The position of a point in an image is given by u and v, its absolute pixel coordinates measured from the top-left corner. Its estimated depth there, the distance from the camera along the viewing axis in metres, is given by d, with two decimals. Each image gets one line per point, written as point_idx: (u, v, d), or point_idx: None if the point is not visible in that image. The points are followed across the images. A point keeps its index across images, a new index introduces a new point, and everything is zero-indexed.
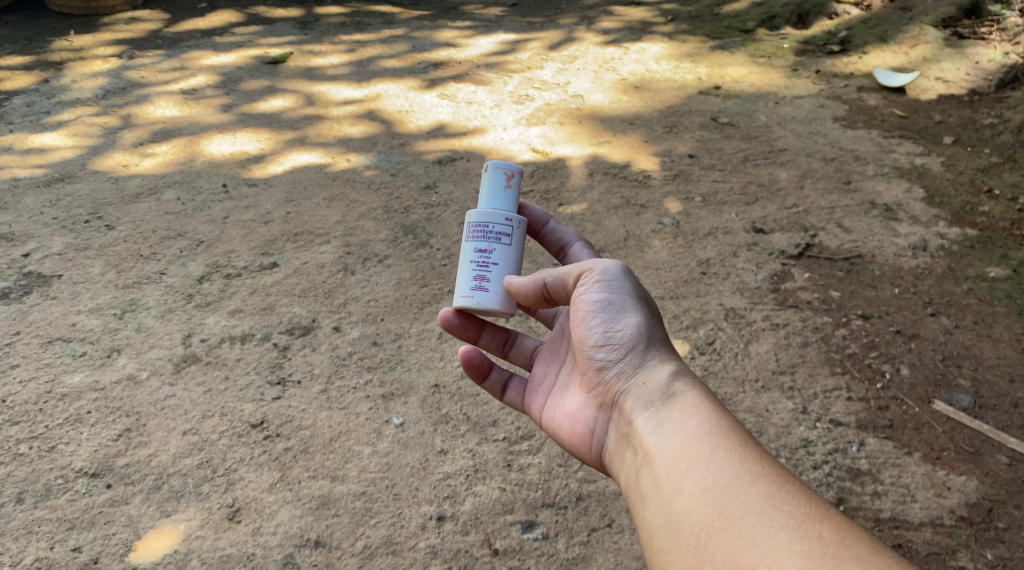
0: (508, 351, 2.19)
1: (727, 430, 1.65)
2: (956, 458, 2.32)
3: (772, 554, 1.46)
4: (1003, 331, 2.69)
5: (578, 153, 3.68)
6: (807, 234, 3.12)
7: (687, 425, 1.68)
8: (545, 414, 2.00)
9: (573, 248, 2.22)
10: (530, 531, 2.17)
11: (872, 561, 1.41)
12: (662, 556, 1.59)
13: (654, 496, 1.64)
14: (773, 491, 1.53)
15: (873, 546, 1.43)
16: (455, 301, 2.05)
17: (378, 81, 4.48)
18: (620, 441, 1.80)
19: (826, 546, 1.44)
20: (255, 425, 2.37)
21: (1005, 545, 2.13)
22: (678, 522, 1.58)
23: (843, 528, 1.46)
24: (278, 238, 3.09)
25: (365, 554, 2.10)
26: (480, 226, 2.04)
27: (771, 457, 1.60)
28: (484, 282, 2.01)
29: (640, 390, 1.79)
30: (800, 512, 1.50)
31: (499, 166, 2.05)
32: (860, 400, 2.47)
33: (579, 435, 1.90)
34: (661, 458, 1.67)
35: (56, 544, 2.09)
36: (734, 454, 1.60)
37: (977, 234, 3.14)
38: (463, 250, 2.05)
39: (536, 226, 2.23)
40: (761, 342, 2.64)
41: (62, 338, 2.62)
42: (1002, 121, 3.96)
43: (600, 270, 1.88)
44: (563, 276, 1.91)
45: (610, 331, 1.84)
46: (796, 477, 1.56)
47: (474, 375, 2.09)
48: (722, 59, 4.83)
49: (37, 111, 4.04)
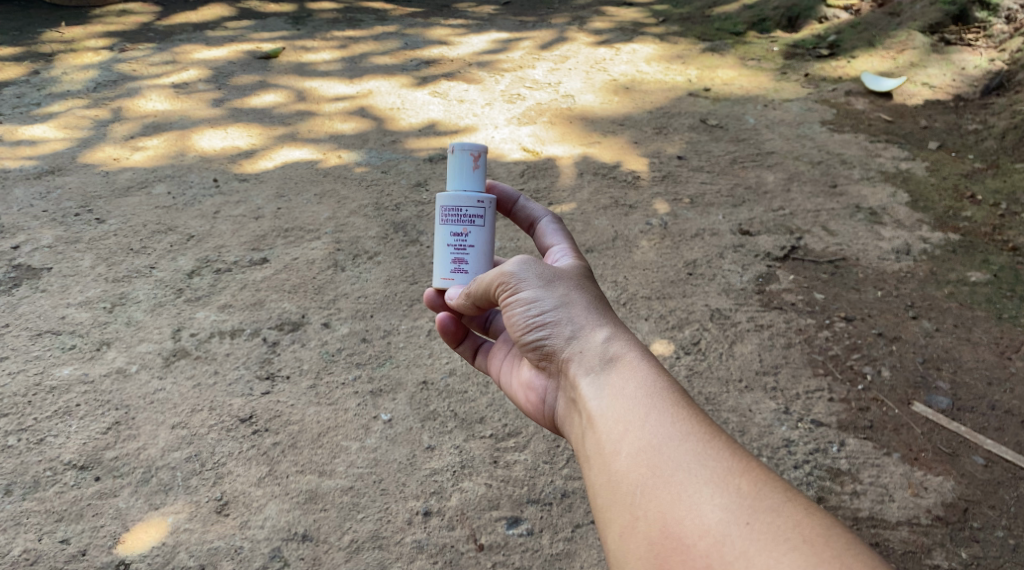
0: (487, 326, 2.18)
1: (662, 391, 1.67)
2: (934, 459, 2.36)
3: (697, 509, 1.52)
4: (982, 335, 2.74)
5: (568, 153, 3.71)
6: (792, 237, 3.15)
7: (620, 391, 1.69)
8: (503, 378, 2.05)
9: (541, 224, 2.15)
10: (514, 526, 2.20)
11: (785, 511, 1.48)
12: (602, 514, 1.62)
13: (595, 458, 1.67)
14: (701, 448, 1.58)
15: (786, 494, 1.51)
16: (436, 283, 2.11)
17: (369, 78, 4.49)
18: (568, 407, 1.82)
19: (744, 499, 1.50)
20: (243, 420, 2.39)
21: (979, 544, 2.17)
22: (616, 481, 1.62)
23: (760, 479, 1.53)
24: (269, 233, 3.11)
25: (352, 548, 2.12)
26: (454, 209, 2.07)
27: (702, 415, 1.63)
28: (463, 265, 2.07)
29: (572, 364, 1.78)
30: (723, 467, 1.55)
31: (465, 147, 2.07)
32: (841, 401, 2.50)
33: (534, 403, 1.94)
34: (599, 423, 1.69)
35: (43, 536, 2.11)
36: (668, 414, 1.63)
37: (959, 239, 3.18)
38: (439, 234, 2.09)
39: (507, 205, 2.20)
40: (746, 343, 2.67)
41: (52, 330, 2.63)
42: (986, 127, 4.01)
43: (510, 267, 1.86)
44: (484, 288, 1.91)
45: (535, 317, 1.83)
46: (723, 432, 1.61)
47: (449, 340, 2.14)
48: (712, 61, 4.87)
49: (27, 102, 4.04)
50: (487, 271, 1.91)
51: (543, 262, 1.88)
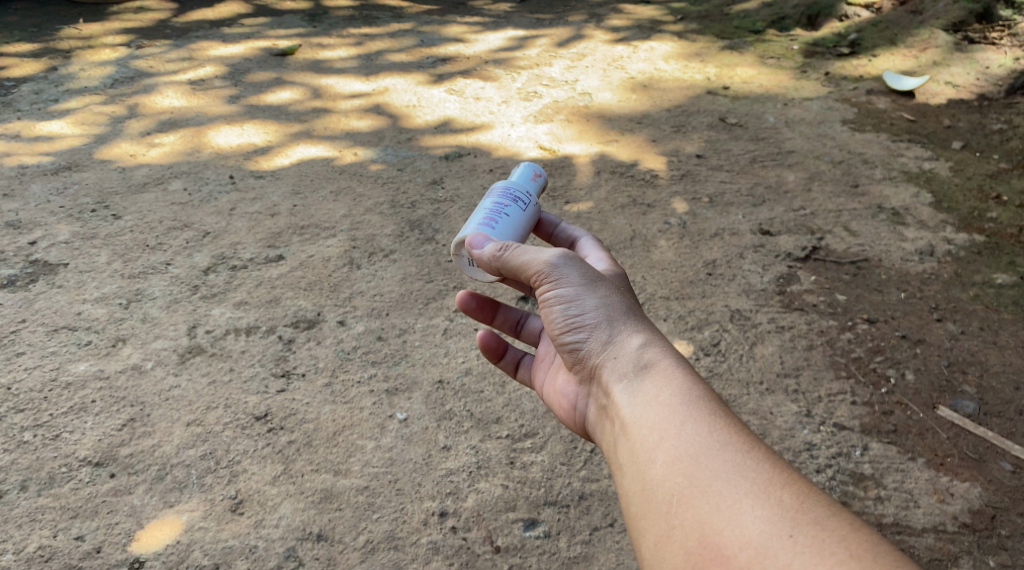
0: (519, 330, 2.22)
1: (699, 400, 1.64)
2: (960, 465, 2.32)
3: (737, 520, 1.47)
4: (1009, 338, 2.69)
5: (585, 151, 3.68)
6: (813, 237, 3.12)
7: (655, 398, 1.67)
8: (542, 386, 2.05)
9: (579, 242, 2.18)
10: (532, 528, 2.18)
11: (829, 525, 1.44)
12: (636, 523, 1.59)
13: (630, 466, 1.65)
14: (740, 459, 1.55)
15: (830, 508, 1.46)
16: (460, 236, 2.05)
17: (386, 75, 4.48)
18: (600, 413, 1.81)
19: (786, 511, 1.46)
20: (258, 417, 2.38)
21: (1007, 553, 2.13)
22: (651, 490, 1.59)
23: (802, 492, 1.49)
24: (284, 231, 3.09)
25: (366, 549, 2.10)
26: (504, 189, 2.13)
27: (740, 425, 1.60)
28: (494, 223, 2.04)
29: (607, 369, 1.77)
30: (764, 479, 1.51)
31: (532, 166, 2.25)
32: (864, 405, 2.47)
33: (566, 409, 1.94)
34: (634, 430, 1.67)
35: (58, 532, 2.10)
36: (705, 423, 1.60)
37: (985, 240, 3.13)
38: (482, 204, 2.12)
39: (548, 228, 2.25)
40: (767, 345, 2.64)
41: (68, 327, 2.62)
42: (1011, 127, 3.95)
43: (548, 261, 1.83)
44: (520, 277, 1.87)
45: (571, 318, 1.81)
46: (762, 444, 1.58)
47: (490, 356, 2.13)
48: (730, 59, 4.83)
49: (45, 98, 4.04)
50: (523, 251, 1.86)
51: (583, 262, 1.86)
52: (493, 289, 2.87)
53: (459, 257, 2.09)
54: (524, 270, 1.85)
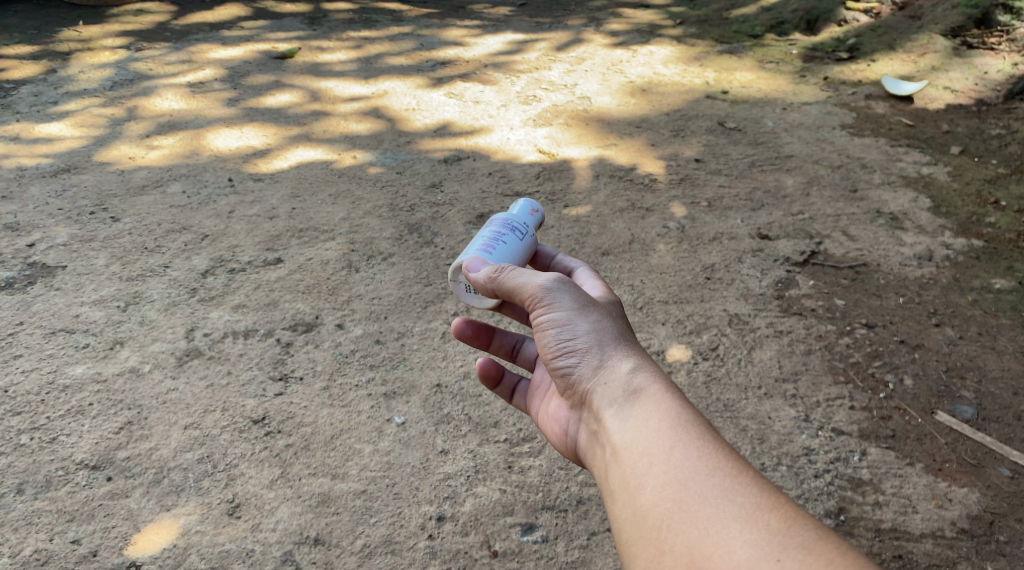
0: (515, 355, 2.22)
1: (687, 424, 1.64)
2: (959, 470, 2.32)
3: (726, 544, 1.47)
4: (1007, 343, 2.69)
5: (584, 154, 3.68)
6: (811, 241, 3.11)
7: (645, 422, 1.67)
8: (536, 412, 2.04)
9: (576, 272, 2.13)
10: (529, 533, 2.17)
11: (817, 549, 1.43)
12: (627, 548, 1.59)
13: (620, 491, 1.64)
14: (728, 483, 1.54)
15: (817, 531, 1.46)
16: (457, 262, 2.05)
17: (385, 79, 4.47)
18: (591, 439, 1.80)
19: (774, 535, 1.46)
20: (255, 421, 2.37)
21: (1006, 559, 2.13)
22: (641, 516, 1.58)
23: (791, 517, 1.49)
24: (283, 234, 3.09)
25: (364, 553, 2.10)
26: (502, 220, 2.14)
27: (729, 449, 1.60)
28: (490, 251, 2.04)
29: (597, 395, 1.76)
30: (751, 503, 1.51)
31: (531, 201, 2.25)
32: (862, 410, 2.46)
33: (557, 434, 1.93)
34: (625, 456, 1.67)
35: (54, 536, 2.10)
36: (693, 448, 1.60)
37: (983, 245, 3.13)
38: (480, 234, 2.12)
39: (544, 261, 2.23)
40: (765, 350, 2.64)
41: (66, 329, 2.62)
42: (1009, 133, 3.95)
43: (542, 285, 1.83)
44: (516, 301, 1.88)
45: (563, 343, 1.81)
46: (750, 467, 1.57)
47: (487, 383, 2.12)
48: (729, 63, 4.84)
49: (44, 101, 4.04)
50: (517, 275, 1.87)
51: (576, 286, 1.86)
52: (491, 315, 2.84)
53: (456, 283, 2.07)
54: (516, 293, 1.86)
